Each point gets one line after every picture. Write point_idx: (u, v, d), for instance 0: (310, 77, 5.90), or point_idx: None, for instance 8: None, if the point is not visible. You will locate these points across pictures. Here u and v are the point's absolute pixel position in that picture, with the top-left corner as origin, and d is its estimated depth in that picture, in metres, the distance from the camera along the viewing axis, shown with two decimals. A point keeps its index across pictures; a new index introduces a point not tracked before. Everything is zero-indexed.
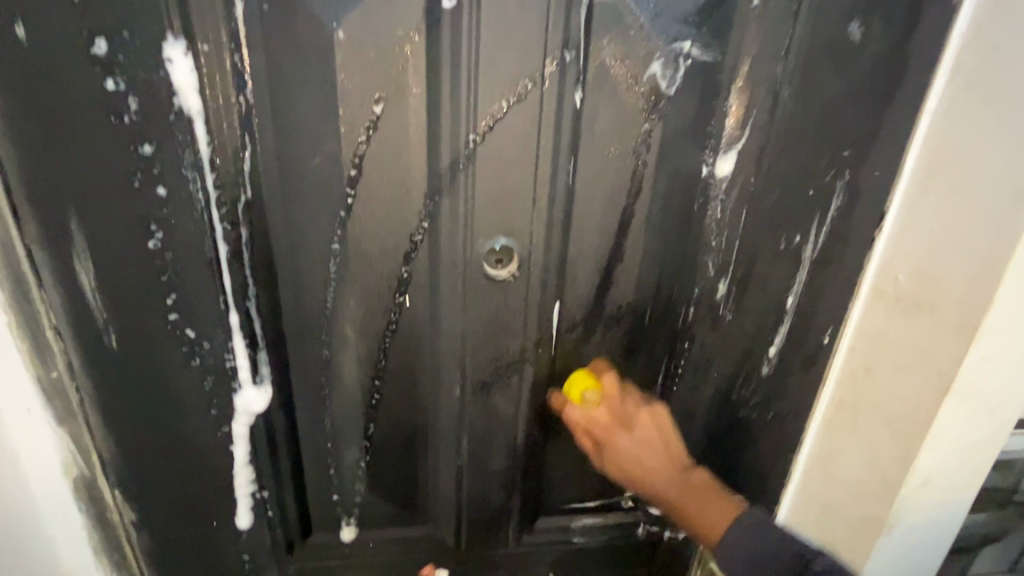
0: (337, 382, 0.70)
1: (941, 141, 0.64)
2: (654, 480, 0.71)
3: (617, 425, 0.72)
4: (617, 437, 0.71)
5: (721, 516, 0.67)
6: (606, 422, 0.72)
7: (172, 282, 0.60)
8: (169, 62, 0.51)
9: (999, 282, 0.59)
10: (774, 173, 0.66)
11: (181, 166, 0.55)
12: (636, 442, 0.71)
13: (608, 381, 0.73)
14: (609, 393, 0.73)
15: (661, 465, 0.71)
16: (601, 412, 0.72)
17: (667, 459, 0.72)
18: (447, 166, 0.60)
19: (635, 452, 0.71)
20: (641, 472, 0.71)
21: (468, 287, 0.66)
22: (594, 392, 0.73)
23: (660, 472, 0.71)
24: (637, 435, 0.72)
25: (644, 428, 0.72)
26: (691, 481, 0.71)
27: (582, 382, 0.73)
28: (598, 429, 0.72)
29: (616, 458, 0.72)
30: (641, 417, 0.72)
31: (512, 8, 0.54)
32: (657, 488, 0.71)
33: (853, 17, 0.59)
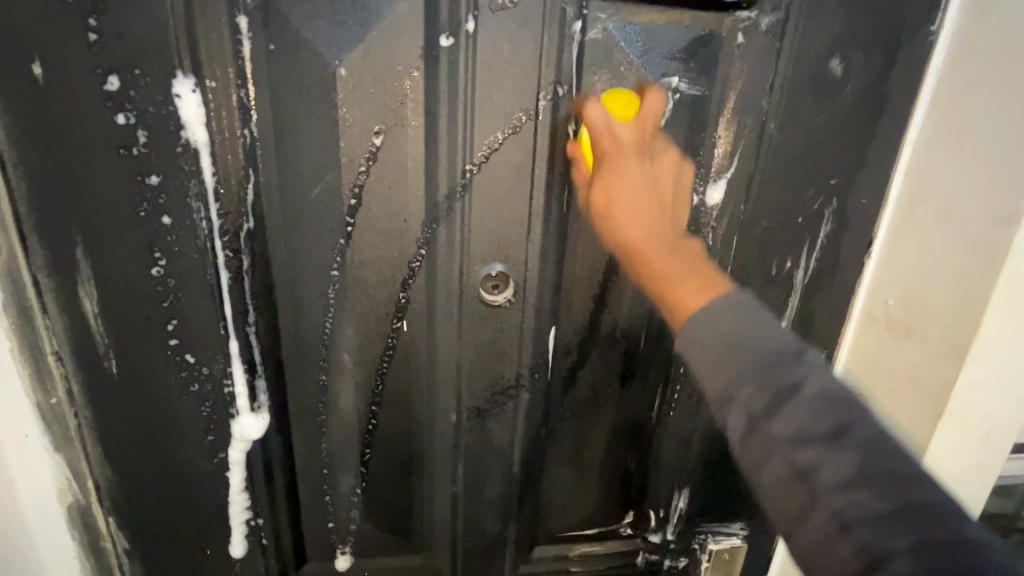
0: (334, 408, 0.71)
1: (924, 171, 0.66)
2: (640, 217, 0.56)
3: (636, 150, 0.57)
4: (631, 155, 0.57)
5: (705, 291, 0.52)
6: (627, 140, 0.57)
7: (173, 308, 0.61)
8: (178, 98, 0.54)
9: (986, 308, 0.60)
10: (763, 200, 0.68)
11: (186, 196, 0.57)
12: (631, 196, 0.57)
13: (651, 109, 0.58)
14: (645, 121, 0.58)
15: (644, 197, 0.57)
16: (627, 131, 0.57)
17: (657, 207, 0.57)
18: (444, 195, 0.62)
19: (635, 181, 0.56)
20: (624, 209, 0.57)
21: (465, 312, 0.67)
22: (630, 115, 0.59)
23: (638, 216, 0.56)
24: (651, 162, 0.58)
25: (661, 169, 0.58)
26: (687, 254, 0.56)
27: (614, 101, 0.60)
28: (606, 146, 0.57)
29: (606, 193, 0.57)
30: (665, 159, 0.59)
31: (507, 46, 0.57)
32: (620, 216, 0.57)
33: (834, 53, 0.62)
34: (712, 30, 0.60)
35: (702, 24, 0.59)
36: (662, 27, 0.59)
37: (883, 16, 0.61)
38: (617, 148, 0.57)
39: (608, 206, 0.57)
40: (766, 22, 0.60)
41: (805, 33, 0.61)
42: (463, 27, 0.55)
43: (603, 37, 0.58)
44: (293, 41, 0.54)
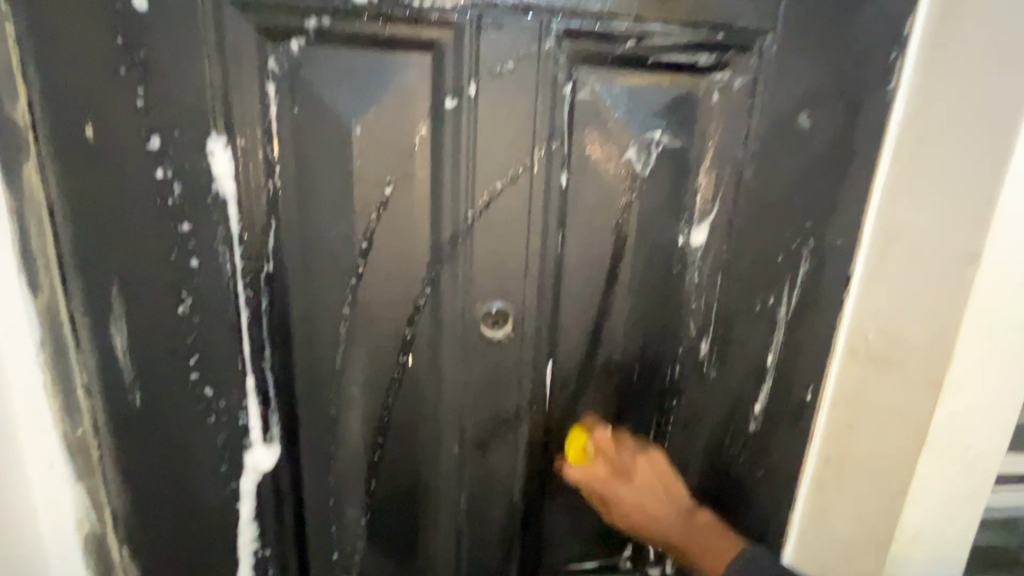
0: (342, 440, 0.74)
1: (893, 213, 0.71)
2: (651, 515, 0.75)
3: (597, 416, 0.79)
4: (598, 432, 0.78)
5: (721, 552, 0.72)
6: (598, 434, 0.78)
7: (196, 344, 0.66)
8: (211, 154, 0.60)
9: (956, 340, 0.63)
10: (745, 240, 0.73)
11: (214, 241, 0.63)
12: (630, 487, 0.75)
13: (597, 434, 0.78)
14: (602, 447, 0.78)
15: (650, 501, 0.75)
16: (594, 443, 0.77)
17: (655, 503, 0.75)
18: (448, 238, 0.67)
19: (638, 500, 0.75)
20: (635, 514, 0.75)
21: (467, 346, 0.72)
22: (585, 450, 0.77)
23: (653, 514, 0.75)
24: (627, 472, 0.76)
25: (642, 477, 0.76)
26: (703, 533, 0.74)
27: (573, 446, 0.78)
28: (597, 484, 0.76)
29: (620, 509, 0.76)
30: (624, 438, 0.78)
31: (505, 106, 0.63)
32: (655, 529, 0.75)
33: (802, 109, 0.68)
34: (690, 90, 0.67)
35: (680, 85, 0.66)
36: (645, 88, 0.66)
37: (844, 76, 0.68)
38: (603, 484, 0.76)
39: (632, 523, 0.76)
40: (738, 83, 0.67)
41: (774, 92, 0.67)
42: (466, 90, 0.62)
43: (592, 96, 0.65)
44: (314, 103, 0.61)
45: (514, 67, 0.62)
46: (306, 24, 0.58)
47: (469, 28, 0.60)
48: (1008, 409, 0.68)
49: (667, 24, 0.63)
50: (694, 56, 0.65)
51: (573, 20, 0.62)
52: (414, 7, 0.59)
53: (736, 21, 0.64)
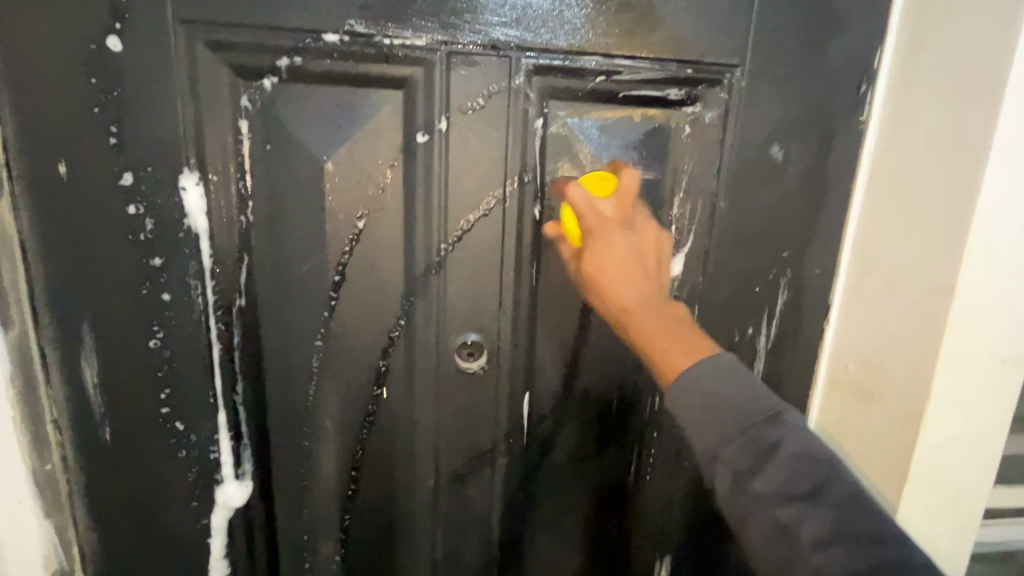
0: (316, 474, 0.73)
1: (868, 243, 0.71)
2: (628, 283, 0.57)
3: (620, 223, 0.58)
4: (613, 227, 0.58)
5: (690, 348, 0.54)
6: (609, 212, 0.59)
7: (167, 378, 0.66)
8: (183, 190, 0.61)
9: (933, 374, 0.62)
10: (721, 270, 0.73)
11: (185, 276, 0.63)
12: (626, 240, 0.58)
13: (630, 179, 0.61)
14: (626, 192, 0.60)
15: (635, 266, 0.57)
16: (607, 202, 0.59)
17: (636, 257, 0.58)
18: (421, 270, 0.67)
19: (623, 255, 0.57)
20: (615, 267, 0.57)
21: (442, 378, 0.71)
22: (610, 188, 0.62)
23: (630, 278, 0.57)
24: (633, 231, 0.59)
25: (644, 239, 0.59)
26: (676, 321, 0.56)
27: (593, 182, 0.62)
28: (587, 207, 0.58)
29: (600, 261, 0.58)
30: (644, 227, 0.60)
31: (476, 141, 0.64)
32: (621, 291, 0.57)
33: (774, 141, 0.69)
34: (661, 123, 0.67)
35: (651, 119, 0.67)
36: (616, 122, 0.66)
37: (815, 109, 0.68)
38: (599, 226, 0.58)
39: (600, 274, 0.58)
40: (708, 116, 0.67)
41: (745, 124, 0.68)
42: (437, 125, 0.63)
43: (563, 130, 0.66)
44: (286, 140, 0.61)
45: (484, 103, 0.63)
46: (278, 64, 0.59)
47: (439, 65, 0.61)
48: (991, 445, 0.66)
49: (636, 60, 0.64)
50: (664, 90, 0.66)
51: (543, 57, 0.63)
52: (385, 46, 0.60)
53: (705, 56, 0.65)
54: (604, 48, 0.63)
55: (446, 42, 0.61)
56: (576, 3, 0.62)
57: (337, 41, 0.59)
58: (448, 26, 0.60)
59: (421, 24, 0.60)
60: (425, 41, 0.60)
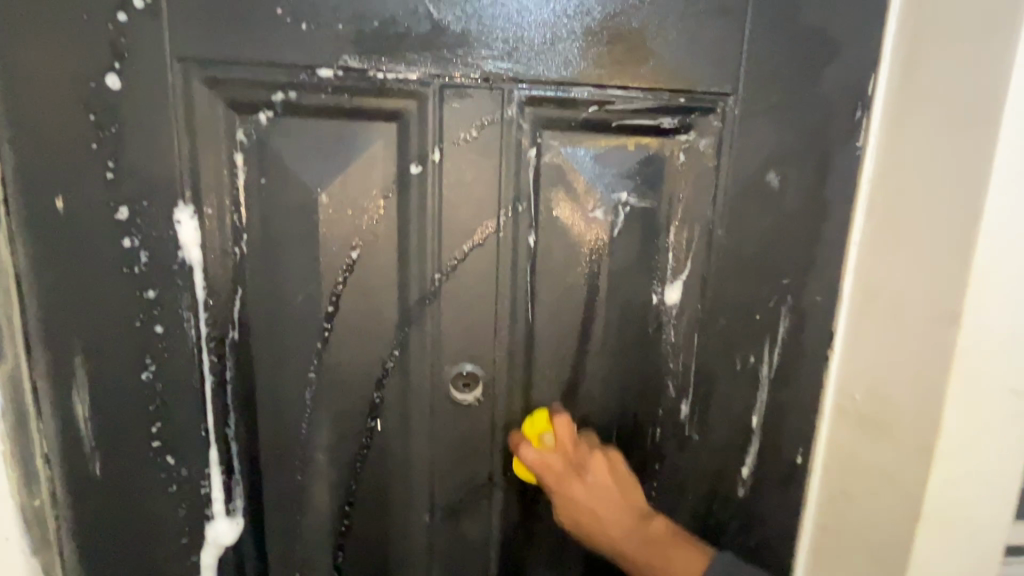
0: (308, 509, 0.71)
1: (869, 269, 0.69)
2: (602, 513, 0.66)
3: (570, 471, 0.66)
4: (569, 476, 0.66)
5: (692, 558, 0.64)
6: (561, 467, 0.66)
7: (159, 411, 0.65)
8: (178, 223, 0.61)
9: (943, 405, 0.60)
10: (720, 298, 0.71)
11: (178, 307, 0.63)
12: (586, 481, 0.66)
13: (562, 421, 0.68)
14: (564, 442, 0.68)
15: (602, 491, 0.66)
16: (554, 455, 0.67)
17: (597, 479, 0.67)
18: (415, 299, 0.67)
19: (589, 503, 0.66)
20: (581, 500, 0.66)
21: (437, 410, 0.70)
22: (545, 438, 0.69)
23: (609, 518, 0.65)
24: (588, 476, 0.67)
25: (601, 469, 0.68)
26: (660, 524, 0.66)
27: (531, 427, 0.70)
28: (551, 474, 0.66)
29: (572, 503, 0.66)
30: (596, 462, 0.68)
31: (470, 171, 0.64)
32: (610, 531, 0.65)
33: (770, 167, 0.68)
34: (655, 152, 0.67)
35: (645, 147, 0.67)
36: (610, 151, 0.66)
37: (809, 135, 0.68)
38: (558, 482, 0.66)
39: (590, 532, 0.66)
40: (703, 144, 0.67)
41: (739, 152, 0.68)
42: (430, 156, 0.63)
43: (557, 160, 0.66)
44: (280, 172, 0.62)
45: (477, 134, 0.63)
46: (273, 98, 0.60)
47: (433, 97, 0.62)
48: (1007, 478, 0.64)
49: (628, 90, 0.65)
50: (658, 118, 0.66)
51: (535, 89, 0.63)
52: (378, 79, 0.61)
53: (697, 85, 0.65)
54: (597, 79, 0.64)
55: (439, 75, 0.61)
56: (568, 36, 0.62)
57: (331, 75, 0.60)
58: (441, 60, 0.61)
59: (414, 58, 0.61)
60: (418, 74, 0.61)
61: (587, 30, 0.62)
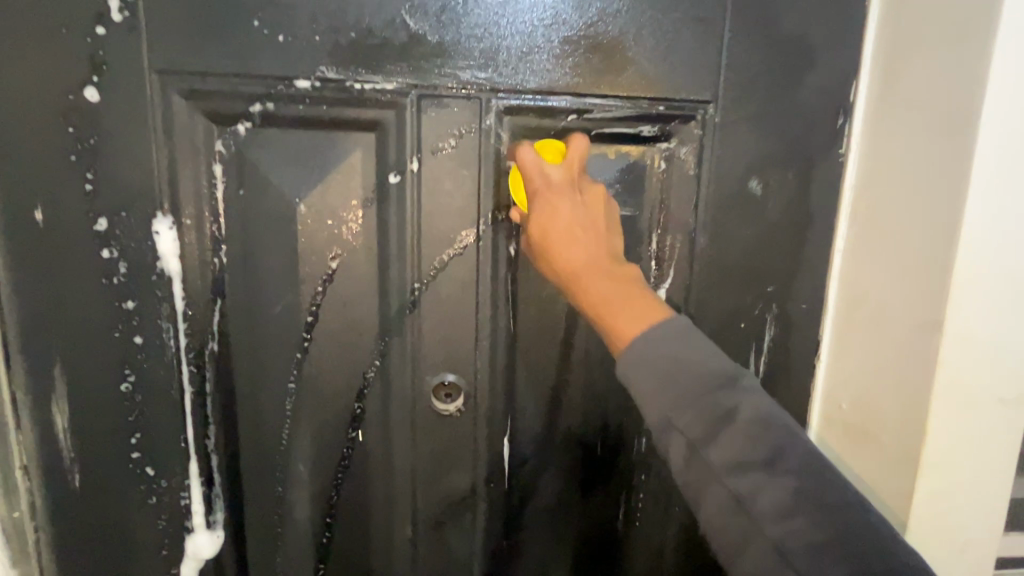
0: (290, 521, 0.70)
1: (853, 277, 0.69)
2: (577, 242, 0.55)
3: (568, 188, 0.57)
4: (562, 191, 0.57)
5: (647, 315, 0.51)
6: (558, 179, 0.58)
7: (138, 422, 0.65)
8: (157, 234, 0.62)
9: (927, 414, 0.59)
10: (704, 307, 0.71)
11: (158, 318, 0.63)
12: (574, 200, 0.57)
13: (576, 148, 0.59)
14: (572, 161, 0.59)
15: (584, 218, 0.56)
16: (556, 168, 0.58)
17: (587, 219, 0.56)
18: (395, 309, 0.66)
19: (571, 221, 0.56)
20: (559, 232, 0.56)
21: (418, 420, 0.69)
22: (558, 156, 0.61)
23: (581, 240, 0.56)
24: (583, 200, 0.57)
25: (591, 205, 0.57)
26: (627, 273, 0.55)
27: (543, 147, 0.63)
28: (535, 171, 0.58)
29: (551, 203, 0.56)
30: (593, 193, 0.58)
31: (448, 181, 0.64)
32: (568, 250, 0.56)
33: (751, 174, 0.68)
34: (636, 160, 0.67)
35: (625, 155, 0.67)
36: (590, 160, 0.66)
37: (791, 142, 0.68)
38: (547, 189, 0.57)
39: (546, 235, 0.56)
40: (683, 152, 0.67)
41: (721, 159, 0.67)
42: (409, 166, 0.63)
43: None
44: (259, 182, 0.62)
45: (456, 144, 0.63)
46: (252, 109, 0.61)
47: (410, 108, 0.62)
48: (996, 491, 0.62)
49: (607, 98, 0.65)
50: (637, 127, 0.66)
51: (513, 99, 0.63)
52: (356, 90, 0.61)
53: (676, 94, 0.65)
54: (575, 88, 0.64)
55: (417, 85, 0.62)
56: (545, 46, 0.62)
57: (309, 87, 0.60)
58: (418, 70, 0.61)
59: (391, 69, 0.61)
60: (395, 85, 0.61)
61: (565, 40, 0.63)
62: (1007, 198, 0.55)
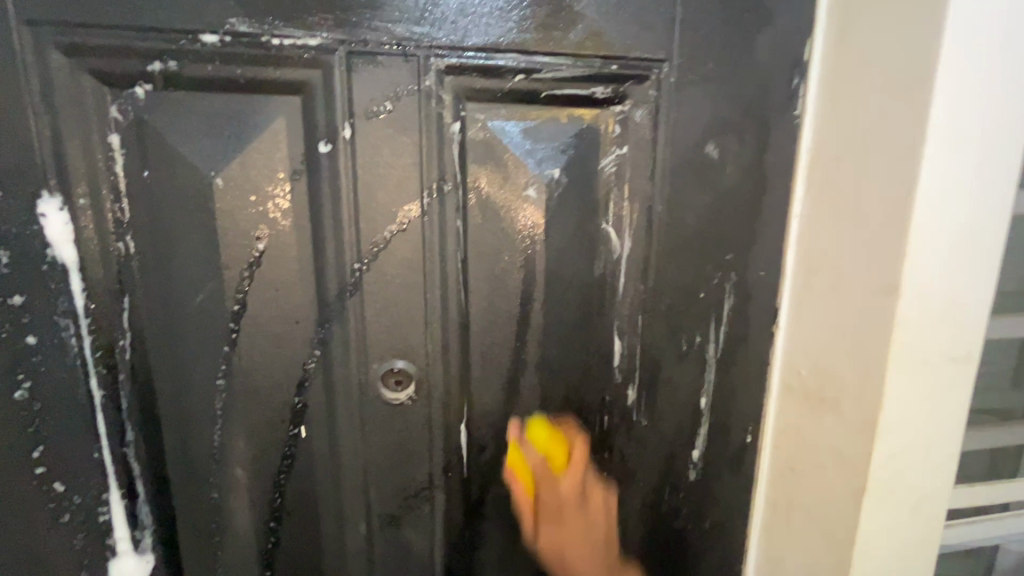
0: (229, 528, 0.64)
1: (811, 242, 0.67)
2: (570, 526, 0.67)
3: (575, 500, 0.66)
4: (569, 500, 0.66)
5: None
6: (566, 494, 0.66)
7: (40, 433, 0.57)
8: (43, 217, 0.53)
9: (884, 378, 0.59)
10: (663, 278, 0.68)
11: (53, 314, 0.55)
12: (580, 517, 0.67)
13: (577, 455, 0.67)
14: (577, 469, 0.66)
15: (586, 532, 0.67)
16: (563, 487, 0.66)
17: (586, 537, 0.67)
18: (334, 293, 0.60)
19: (564, 529, 0.67)
20: (570, 525, 0.67)
21: (367, 411, 0.64)
22: (562, 457, 0.67)
23: (583, 536, 0.67)
24: (586, 493, 0.68)
25: (592, 501, 0.68)
26: (604, 559, 0.67)
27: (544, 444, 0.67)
28: (552, 498, 0.66)
29: (557, 543, 0.67)
30: (594, 495, 0.68)
31: (387, 150, 0.58)
32: (568, 555, 0.67)
33: (707, 139, 0.65)
34: (589, 124, 0.63)
35: (578, 119, 0.62)
36: (540, 125, 0.62)
37: (746, 101, 0.65)
38: (558, 507, 0.66)
39: (562, 552, 0.67)
40: (638, 115, 0.64)
41: (676, 122, 0.64)
42: (341, 133, 0.57)
43: (483, 134, 0.60)
44: (164, 154, 0.54)
45: (393, 107, 0.57)
46: (151, 68, 0.52)
47: (338, 67, 0.55)
48: (946, 448, 0.64)
49: (557, 57, 0.60)
50: (590, 88, 0.62)
51: (454, 56, 0.57)
52: (274, 46, 0.54)
53: (629, 52, 0.61)
54: (522, 45, 0.59)
55: (345, 41, 0.55)
56: None
57: (217, 42, 0.53)
58: (345, 24, 0.55)
59: (314, 21, 0.54)
60: (319, 41, 0.54)
61: None
62: (958, 156, 0.55)
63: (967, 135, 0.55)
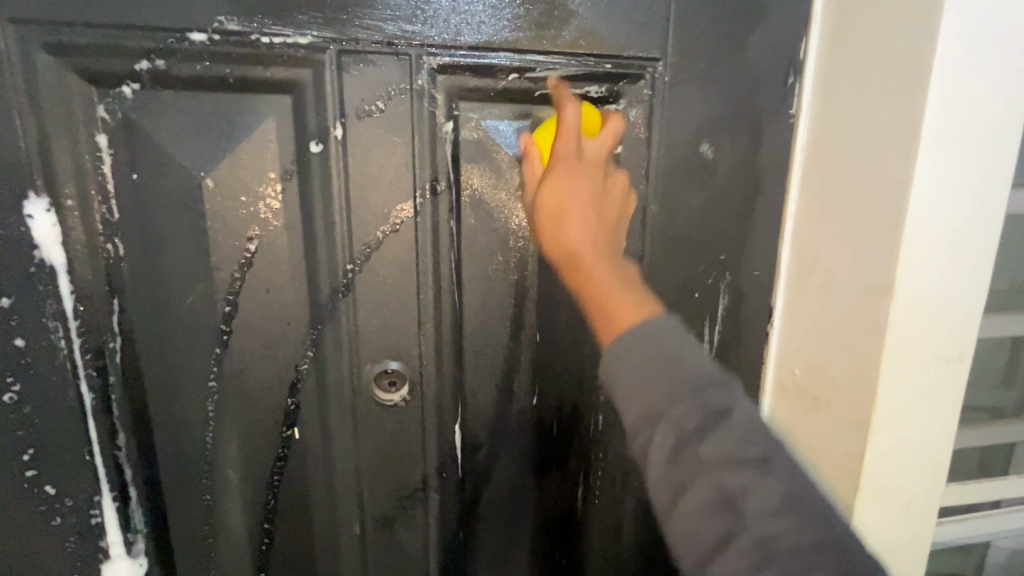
0: (222, 530, 0.64)
1: (805, 242, 0.67)
2: (574, 181, 0.54)
3: (597, 163, 0.56)
4: (590, 166, 0.55)
5: (648, 356, 0.47)
6: (590, 155, 0.56)
7: (31, 436, 0.57)
8: (30, 218, 0.52)
9: (877, 377, 0.59)
10: (658, 278, 0.68)
11: (42, 317, 0.55)
12: (589, 175, 0.55)
13: (613, 127, 0.56)
14: (608, 138, 0.56)
15: (598, 197, 0.55)
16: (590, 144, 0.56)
17: (596, 207, 0.55)
18: (326, 294, 0.60)
19: (582, 185, 0.54)
20: (571, 192, 0.54)
21: (360, 412, 0.64)
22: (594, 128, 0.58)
23: (599, 224, 0.54)
24: (606, 187, 0.56)
25: (610, 186, 0.57)
26: (631, 296, 0.50)
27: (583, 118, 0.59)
28: (571, 180, 0.54)
29: (559, 190, 0.54)
30: (615, 181, 0.58)
31: (379, 149, 0.58)
32: (571, 228, 0.54)
33: (702, 138, 0.65)
34: None
35: None
36: (534, 124, 0.61)
37: (741, 101, 0.64)
38: (575, 155, 0.55)
39: (561, 205, 0.54)
40: (633, 114, 0.63)
41: (671, 121, 0.64)
42: (332, 133, 0.56)
43: (476, 133, 0.60)
44: (153, 154, 0.53)
45: (384, 107, 0.57)
46: (138, 68, 0.52)
47: (329, 65, 0.55)
48: (939, 447, 0.64)
49: (551, 55, 0.59)
50: (584, 87, 0.61)
51: (447, 55, 0.57)
52: (263, 45, 0.53)
53: (623, 50, 0.61)
54: (515, 44, 0.58)
55: (336, 39, 0.54)
56: None
57: (206, 41, 0.52)
58: (336, 22, 0.54)
59: (304, 19, 0.53)
60: (310, 39, 0.54)
61: None
62: (952, 156, 0.55)
63: (961, 136, 0.55)
